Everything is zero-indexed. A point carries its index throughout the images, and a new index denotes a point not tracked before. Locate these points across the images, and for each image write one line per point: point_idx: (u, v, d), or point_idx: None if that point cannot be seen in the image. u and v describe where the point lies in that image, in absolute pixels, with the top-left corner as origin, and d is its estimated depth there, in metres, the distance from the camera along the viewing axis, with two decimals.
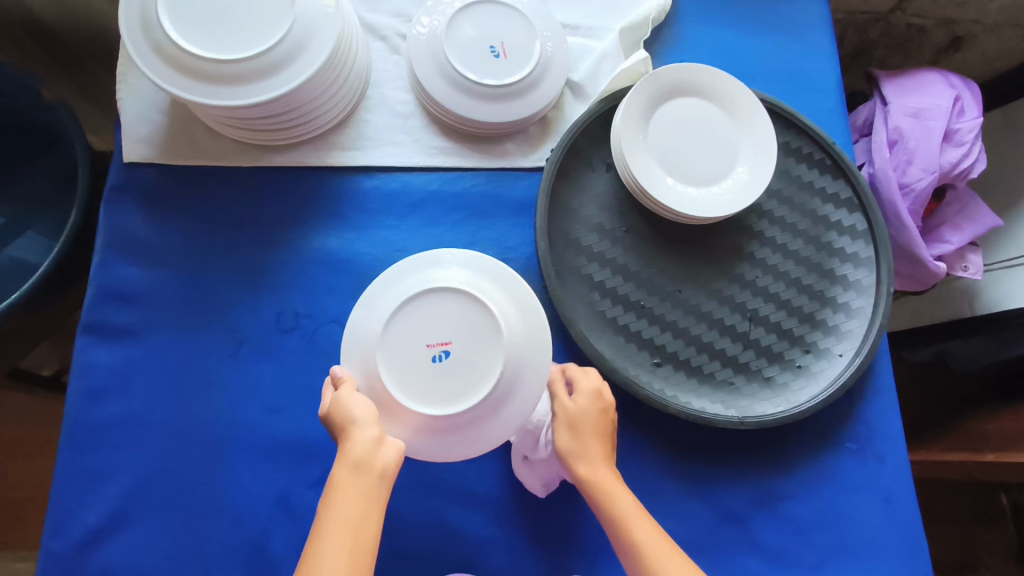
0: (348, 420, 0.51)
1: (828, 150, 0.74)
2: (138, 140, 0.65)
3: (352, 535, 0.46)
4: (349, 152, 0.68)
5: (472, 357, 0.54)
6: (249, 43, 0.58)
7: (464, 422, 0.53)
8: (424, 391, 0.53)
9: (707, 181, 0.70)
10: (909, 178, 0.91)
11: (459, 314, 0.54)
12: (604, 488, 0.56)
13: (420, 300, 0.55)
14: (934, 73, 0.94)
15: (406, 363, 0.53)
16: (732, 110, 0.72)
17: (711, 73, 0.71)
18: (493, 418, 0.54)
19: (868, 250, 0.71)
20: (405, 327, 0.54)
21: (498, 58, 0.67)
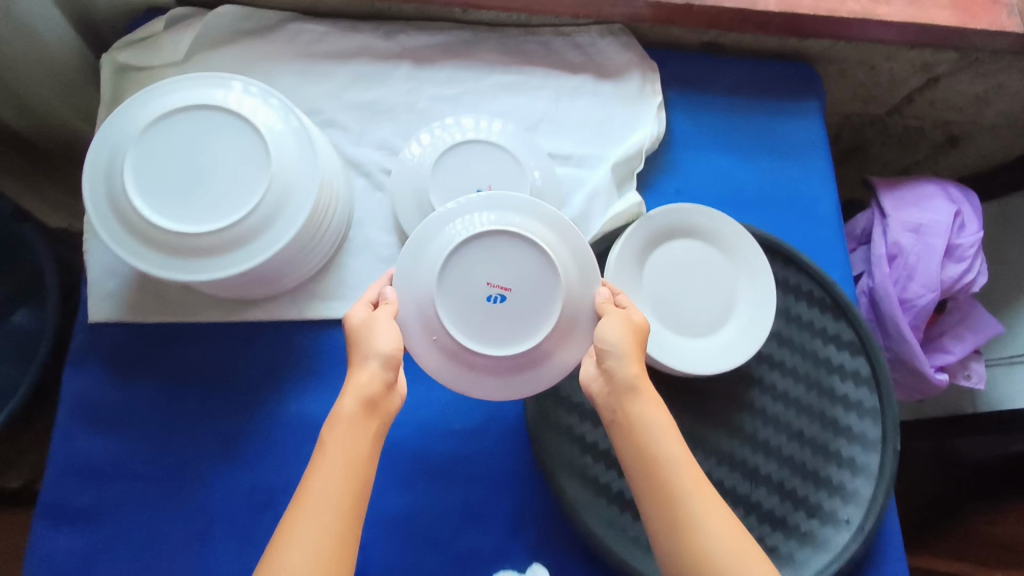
0: (362, 350, 0.48)
1: (828, 289, 0.71)
2: (104, 297, 0.62)
3: (350, 472, 0.43)
4: (329, 303, 0.65)
5: (528, 302, 0.53)
6: (221, 210, 0.55)
7: (504, 366, 0.54)
8: (473, 327, 0.53)
9: (703, 331, 0.67)
10: (910, 295, 0.89)
11: (516, 260, 0.53)
12: (644, 391, 0.48)
13: (476, 244, 0.53)
14: (932, 184, 0.92)
15: (462, 294, 0.53)
16: (731, 254, 0.69)
17: (711, 215, 0.69)
18: (533, 369, 0.54)
19: (872, 398, 0.68)
20: (461, 267, 0.53)
21: None
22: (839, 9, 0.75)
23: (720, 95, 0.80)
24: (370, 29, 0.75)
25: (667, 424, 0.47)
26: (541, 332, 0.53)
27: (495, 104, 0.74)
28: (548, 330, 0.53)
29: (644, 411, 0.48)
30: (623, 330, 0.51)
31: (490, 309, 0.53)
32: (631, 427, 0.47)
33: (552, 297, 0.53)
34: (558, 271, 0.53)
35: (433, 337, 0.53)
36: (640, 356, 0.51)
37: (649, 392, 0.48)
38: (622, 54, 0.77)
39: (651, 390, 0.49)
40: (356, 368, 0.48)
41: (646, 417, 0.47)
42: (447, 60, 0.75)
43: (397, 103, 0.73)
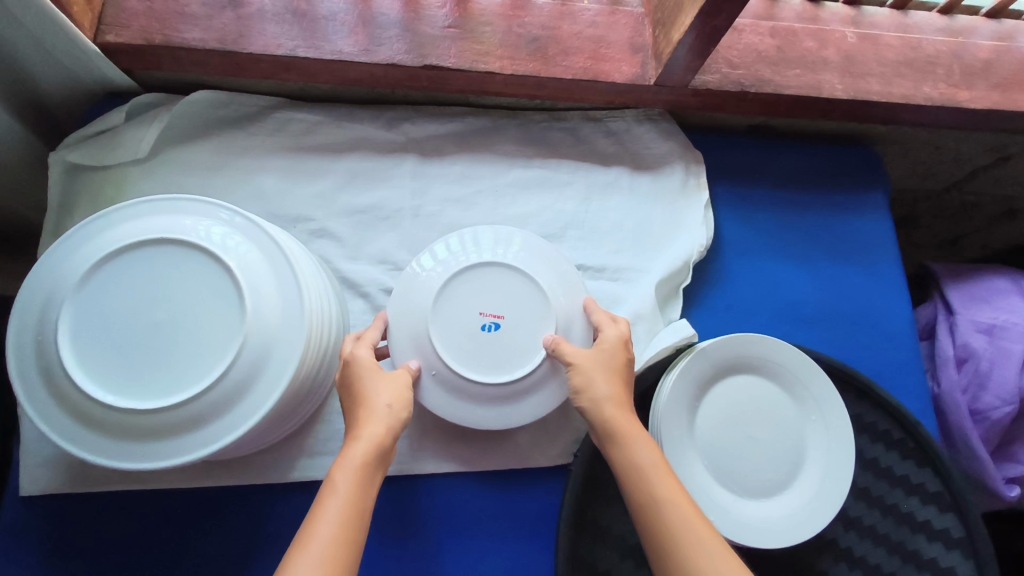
0: (371, 401, 0.47)
1: (910, 429, 0.60)
2: (38, 464, 0.50)
3: (357, 519, 0.40)
4: (318, 460, 0.53)
5: (522, 326, 0.54)
6: (182, 379, 0.44)
7: (506, 394, 0.53)
8: (471, 357, 0.53)
9: (766, 493, 0.55)
10: (982, 405, 0.77)
11: (507, 286, 0.54)
12: (628, 431, 0.48)
13: (469, 273, 0.54)
14: (1004, 279, 0.82)
15: (456, 323, 0.53)
16: (800, 395, 0.58)
17: (777, 346, 0.58)
18: (532, 395, 0.54)
19: (967, 565, 0.57)
20: (455, 297, 0.54)
21: (491, 325, 0.54)
22: (914, 94, 0.66)
23: (771, 187, 0.70)
24: (369, 117, 0.64)
25: (660, 463, 0.46)
26: (537, 355, 0.53)
27: (515, 205, 0.64)
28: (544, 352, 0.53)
29: (631, 449, 0.47)
30: (599, 367, 0.51)
31: (487, 335, 0.53)
32: (626, 472, 0.47)
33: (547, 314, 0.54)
34: (547, 295, 0.55)
35: (433, 374, 0.53)
36: (625, 398, 0.51)
37: (633, 428, 0.48)
38: (661, 144, 0.67)
39: (636, 427, 0.49)
40: (365, 417, 0.46)
41: (634, 456, 0.47)
42: (459, 154, 0.64)
43: (401, 207, 0.62)
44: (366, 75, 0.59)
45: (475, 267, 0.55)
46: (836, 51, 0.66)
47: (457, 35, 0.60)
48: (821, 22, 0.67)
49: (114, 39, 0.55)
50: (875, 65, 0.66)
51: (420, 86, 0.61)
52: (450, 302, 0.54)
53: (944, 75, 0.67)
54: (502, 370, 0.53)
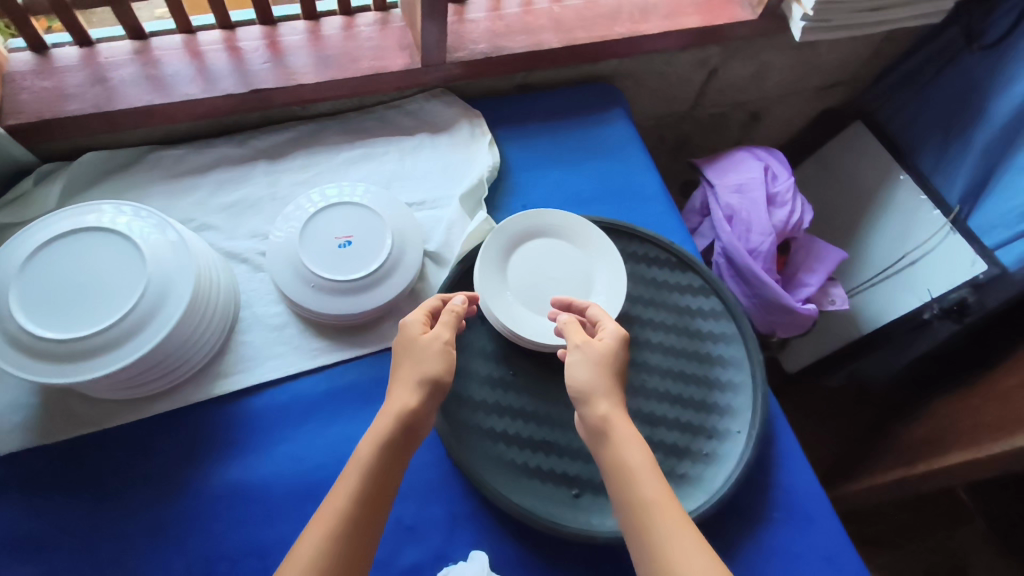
0: (404, 379, 0.58)
1: (670, 249, 0.83)
2: (13, 429, 0.66)
3: (375, 478, 0.52)
4: (233, 377, 0.70)
5: (367, 237, 0.74)
6: (105, 312, 0.61)
7: (369, 283, 0.72)
8: (336, 266, 0.72)
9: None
10: (754, 244, 1.01)
11: (349, 216, 0.75)
12: (615, 428, 0.56)
13: (319, 214, 0.75)
14: (742, 152, 1.08)
15: (319, 248, 0.73)
16: (582, 242, 0.79)
17: (556, 214, 0.79)
18: (387, 280, 0.73)
19: (732, 327, 0.78)
20: (314, 232, 0.73)
21: (345, 243, 0.73)
22: (609, 33, 0.93)
23: (539, 123, 0.94)
24: (224, 141, 0.85)
25: (644, 461, 0.55)
26: (383, 251, 0.73)
27: (349, 174, 0.85)
28: (387, 247, 0.74)
29: (619, 447, 0.55)
30: (592, 368, 0.60)
31: (343, 250, 0.73)
32: (615, 470, 0.55)
33: (382, 226, 0.75)
34: (379, 215, 0.76)
35: (313, 286, 0.72)
36: (615, 397, 0.59)
37: (624, 431, 0.56)
38: (448, 110, 0.91)
39: (626, 427, 0.57)
40: (395, 391, 0.57)
41: (623, 455, 0.55)
42: (298, 152, 0.86)
43: (262, 196, 0.82)
44: (210, 107, 0.81)
45: (321, 210, 0.75)
46: (548, 19, 0.93)
47: (271, 67, 0.83)
48: (534, 4, 0.95)
49: (13, 122, 0.75)
50: (577, 22, 0.93)
51: (253, 107, 0.83)
52: (311, 236, 0.73)
53: (627, 17, 0.95)
54: (361, 269, 0.72)
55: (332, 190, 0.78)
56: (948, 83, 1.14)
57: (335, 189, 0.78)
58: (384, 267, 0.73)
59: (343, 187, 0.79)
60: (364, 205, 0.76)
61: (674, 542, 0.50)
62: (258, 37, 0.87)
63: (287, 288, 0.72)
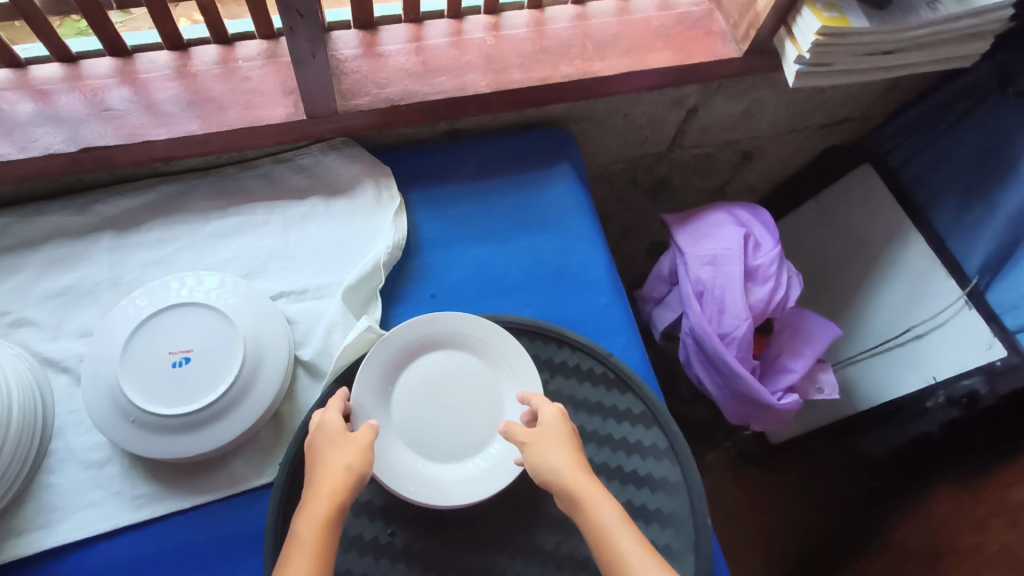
0: (329, 464, 0.48)
1: (607, 362, 0.66)
2: None
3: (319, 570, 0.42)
4: (28, 535, 0.55)
5: (210, 352, 0.58)
6: None
7: (206, 417, 0.56)
8: (164, 394, 0.56)
9: (469, 454, 0.60)
10: (726, 327, 0.84)
11: (194, 323, 0.60)
12: (586, 494, 0.48)
13: (154, 321, 0.59)
14: (719, 212, 0.90)
15: (146, 370, 0.57)
16: (496, 358, 0.63)
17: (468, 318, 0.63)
18: (234, 411, 0.57)
19: (676, 471, 0.62)
20: (142, 347, 0.58)
21: (182, 362, 0.58)
22: (553, 74, 0.74)
23: (463, 183, 0.77)
24: (61, 206, 0.68)
25: (618, 519, 0.46)
26: (229, 374, 0.57)
27: (215, 252, 0.68)
28: (235, 368, 0.57)
29: (592, 512, 0.47)
30: (552, 442, 0.52)
31: (176, 372, 0.57)
32: (592, 536, 0.46)
33: (234, 337, 0.59)
34: (232, 321, 0.60)
35: (133, 421, 0.56)
36: (579, 461, 0.51)
37: (592, 492, 0.48)
38: (349, 167, 0.74)
39: (593, 487, 0.49)
40: (322, 474, 0.48)
41: (594, 518, 0.47)
42: (153, 220, 0.69)
43: (101, 280, 0.66)
44: (31, 169, 0.64)
45: (158, 314, 0.59)
46: (477, 55, 0.75)
47: (115, 117, 0.66)
48: (465, 33, 0.77)
49: None
50: (514, 58, 0.75)
51: (92, 167, 0.66)
52: (138, 353, 0.57)
53: (578, 53, 0.76)
54: (197, 399, 0.56)
55: (179, 284, 0.62)
56: (975, 129, 0.94)
57: (183, 283, 0.62)
58: (230, 395, 0.57)
59: (195, 279, 0.62)
60: (214, 307, 0.60)
61: None
62: (108, 73, 0.69)
63: (103, 421, 0.56)
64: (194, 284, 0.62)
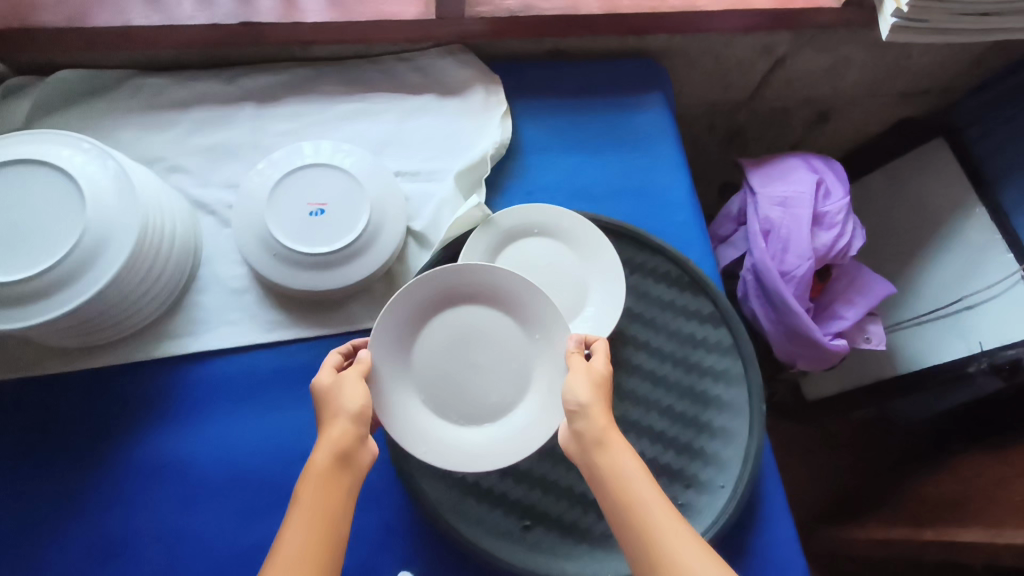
0: (340, 413, 0.49)
1: (683, 266, 0.72)
2: None
3: (331, 523, 0.44)
4: (178, 340, 0.66)
5: (342, 207, 0.67)
6: (29, 260, 0.55)
7: (336, 260, 0.65)
8: (304, 236, 0.65)
9: (491, 415, 0.60)
10: (788, 266, 0.90)
11: (328, 181, 0.68)
12: (612, 441, 0.48)
13: (294, 175, 0.68)
14: (795, 158, 0.95)
15: (289, 215, 0.66)
16: (525, 309, 0.61)
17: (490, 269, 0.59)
18: (359, 258, 0.66)
19: (738, 366, 0.69)
20: (285, 195, 0.66)
21: (318, 212, 0.66)
22: (660, 4, 0.80)
23: (562, 97, 0.83)
24: (211, 75, 0.77)
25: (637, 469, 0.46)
26: (358, 226, 0.66)
27: (342, 130, 0.76)
28: (363, 222, 0.66)
29: (615, 458, 0.47)
30: (580, 377, 0.52)
31: (313, 220, 0.66)
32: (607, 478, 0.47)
33: (362, 197, 0.67)
34: (361, 183, 0.68)
35: (275, 255, 0.65)
36: (603, 405, 0.51)
37: (613, 439, 0.48)
38: (461, 72, 0.80)
39: (612, 433, 0.49)
40: (333, 422, 0.49)
41: (614, 461, 0.47)
42: (290, 96, 0.77)
43: (243, 142, 0.74)
44: (194, 37, 0.73)
45: (298, 170, 0.68)
46: None
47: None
48: None
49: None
50: None
51: (246, 42, 0.75)
52: (281, 199, 0.66)
53: None
54: (330, 244, 0.65)
55: (316, 149, 0.70)
56: None
57: (319, 147, 0.70)
58: (355, 245, 0.66)
59: (329, 146, 0.70)
60: (346, 170, 0.68)
61: (671, 547, 0.43)
62: None
63: (250, 252, 0.65)
64: (328, 149, 0.70)
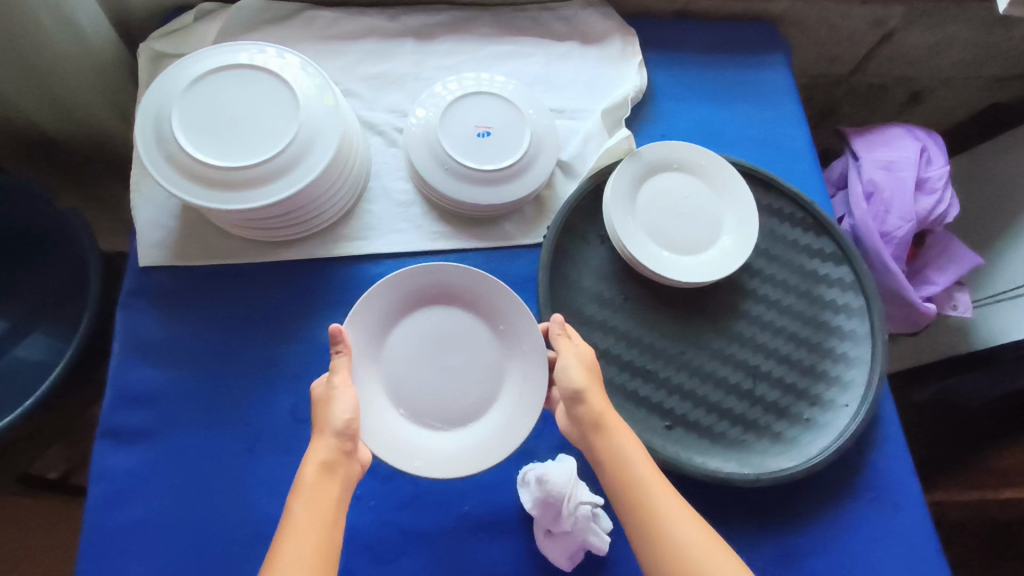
0: (326, 423, 0.53)
1: (808, 209, 0.77)
2: (153, 245, 0.69)
3: (325, 526, 0.48)
4: (353, 243, 0.72)
5: (506, 130, 0.72)
6: (252, 151, 0.62)
7: (501, 177, 0.71)
8: (473, 154, 0.71)
9: (466, 416, 0.64)
10: (889, 227, 0.93)
11: (492, 107, 0.73)
12: (609, 423, 0.54)
13: (462, 100, 0.73)
14: (898, 128, 0.99)
15: (459, 134, 0.72)
16: (490, 310, 0.66)
17: (457, 273, 0.65)
18: (520, 177, 0.72)
19: (859, 300, 0.74)
20: (455, 117, 0.72)
21: (484, 133, 0.72)
22: None
23: (692, 52, 0.89)
24: (375, 13, 0.84)
25: (642, 464, 0.52)
26: (521, 148, 0.72)
27: (494, 68, 0.83)
28: (526, 145, 0.72)
29: (612, 439, 0.54)
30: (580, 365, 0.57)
31: (481, 140, 0.71)
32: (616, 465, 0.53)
33: (523, 122, 0.73)
34: (522, 110, 0.73)
35: (446, 169, 0.71)
36: (604, 394, 0.57)
37: (616, 427, 0.54)
38: (602, 23, 0.87)
39: (617, 423, 0.55)
40: (322, 430, 0.53)
41: (619, 447, 0.53)
42: (447, 36, 0.84)
43: (405, 73, 0.81)
44: None
45: (465, 95, 0.73)
46: None
47: None
48: None
49: None
50: None
51: None
52: (452, 120, 0.72)
53: None
54: (495, 162, 0.71)
55: (478, 77, 0.75)
56: None
57: (481, 77, 0.75)
58: (516, 166, 0.72)
59: (489, 76, 0.76)
60: (508, 97, 0.74)
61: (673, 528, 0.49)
62: None
63: (423, 165, 0.72)
64: (490, 78, 0.75)
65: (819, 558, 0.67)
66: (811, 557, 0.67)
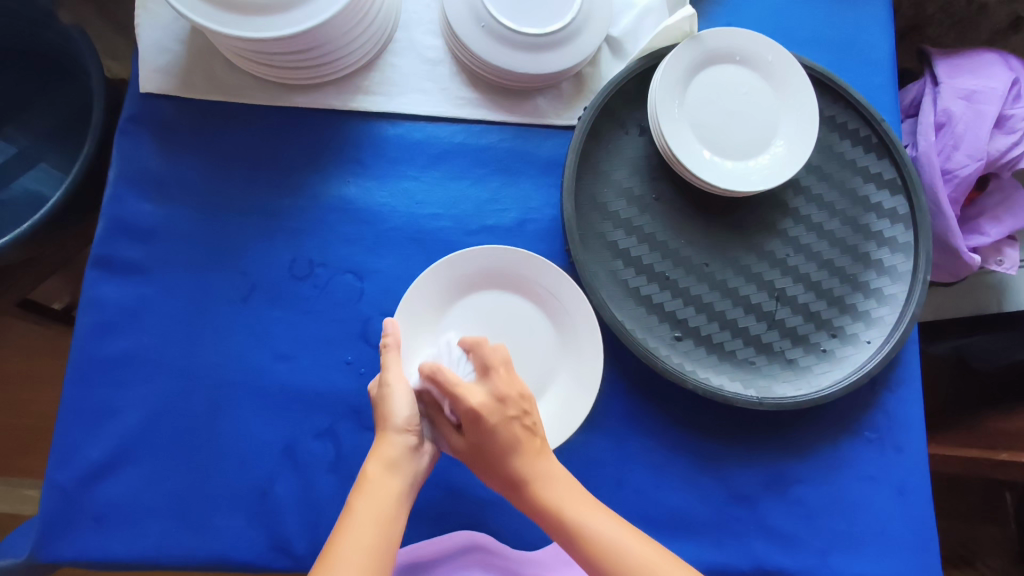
0: (390, 422, 0.52)
1: (876, 128, 0.70)
2: (155, 70, 0.63)
3: (388, 520, 0.48)
4: (372, 97, 0.66)
5: None
6: None
7: (543, 45, 0.63)
8: (515, 13, 0.62)
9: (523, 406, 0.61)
10: (952, 164, 0.83)
11: None
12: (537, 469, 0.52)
13: None
14: (992, 54, 0.87)
15: None
16: (520, 283, 0.63)
17: (460, 258, 0.60)
18: (564, 47, 0.64)
19: (907, 235, 0.68)
20: None
21: None
22: None
23: None
24: None
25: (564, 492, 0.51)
26: (568, 13, 0.63)
27: None
28: (574, 9, 0.62)
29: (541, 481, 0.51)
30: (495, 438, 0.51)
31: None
32: (554, 512, 0.50)
33: None
34: None
35: (482, 27, 0.63)
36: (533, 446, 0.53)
37: (538, 469, 0.52)
38: None
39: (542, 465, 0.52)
40: (384, 433, 0.52)
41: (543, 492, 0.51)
42: None
43: None
44: None
45: None
46: None
47: None
48: None
49: None
50: None
51: None
52: None
53: None
54: (538, 26, 0.63)
55: None
56: None
57: None
58: (562, 33, 0.63)
59: None
60: None
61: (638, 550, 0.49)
62: None
63: (457, 19, 0.63)
64: None
65: (807, 489, 0.66)
66: (799, 485, 0.66)
